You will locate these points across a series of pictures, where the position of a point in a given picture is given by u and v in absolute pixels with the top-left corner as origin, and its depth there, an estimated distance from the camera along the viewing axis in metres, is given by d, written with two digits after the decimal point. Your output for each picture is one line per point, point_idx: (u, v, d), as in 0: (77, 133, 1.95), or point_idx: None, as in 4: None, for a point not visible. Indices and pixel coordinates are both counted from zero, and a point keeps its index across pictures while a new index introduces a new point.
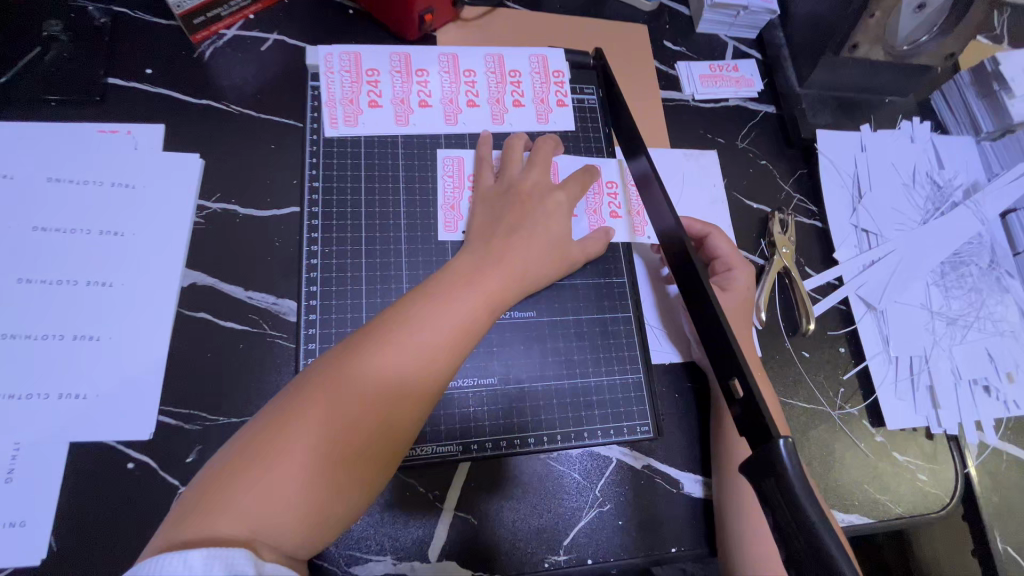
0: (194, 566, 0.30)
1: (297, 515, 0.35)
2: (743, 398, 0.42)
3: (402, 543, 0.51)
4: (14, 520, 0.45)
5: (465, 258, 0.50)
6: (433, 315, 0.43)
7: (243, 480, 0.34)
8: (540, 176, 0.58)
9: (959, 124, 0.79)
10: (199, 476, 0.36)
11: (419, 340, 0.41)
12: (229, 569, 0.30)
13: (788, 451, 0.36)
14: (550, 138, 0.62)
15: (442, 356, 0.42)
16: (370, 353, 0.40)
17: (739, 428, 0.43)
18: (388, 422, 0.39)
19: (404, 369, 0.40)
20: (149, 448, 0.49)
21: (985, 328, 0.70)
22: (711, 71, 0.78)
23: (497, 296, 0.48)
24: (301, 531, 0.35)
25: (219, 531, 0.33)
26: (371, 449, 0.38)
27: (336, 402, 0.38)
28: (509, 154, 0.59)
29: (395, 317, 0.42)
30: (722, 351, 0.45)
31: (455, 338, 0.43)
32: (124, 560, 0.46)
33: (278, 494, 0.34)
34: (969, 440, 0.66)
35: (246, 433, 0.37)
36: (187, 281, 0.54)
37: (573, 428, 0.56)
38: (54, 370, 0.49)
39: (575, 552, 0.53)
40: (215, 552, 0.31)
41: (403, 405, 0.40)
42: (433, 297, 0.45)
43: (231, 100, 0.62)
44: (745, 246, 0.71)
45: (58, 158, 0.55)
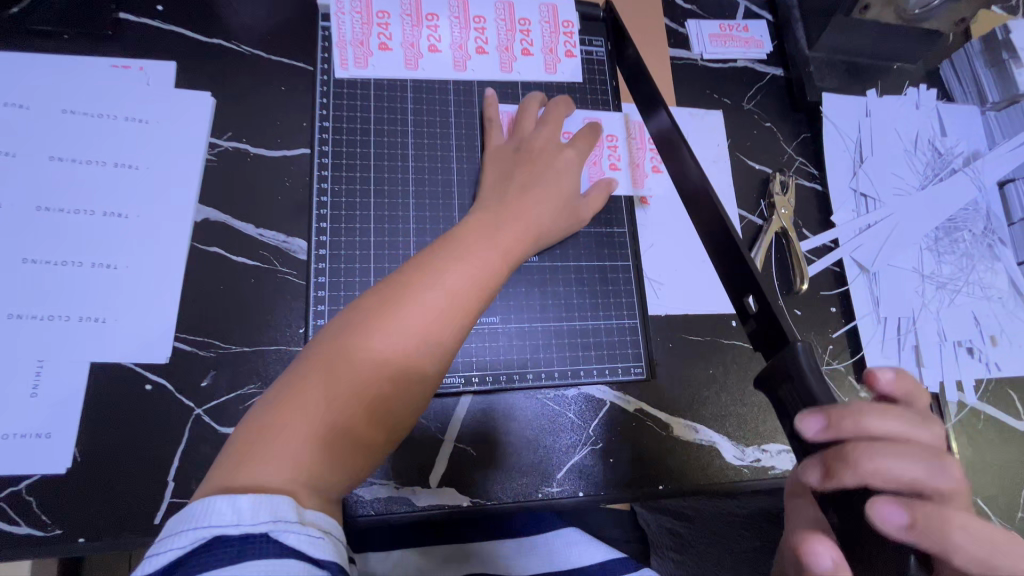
0: (243, 509, 0.32)
1: (332, 459, 0.37)
2: (757, 312, 0.45)
3: (405, 470, 0.54)
4: (40, 432, 0.48)
5: (477, 217, 0.51)
6: (451, 273, 0.45)
7: (276, 434, 0.36)
8: (552, 132, 0.59)
9: (965, 93, 0.79)
10: (235, 434, 0.37)
11: (439, 297, 0.43)
12: (275, 515, 0.32)
13: (805, 352, 0.37)
14: (563, 98, 0.63)
15: (457, 312, 0.44)
16: (393, 309, 0.42)
17: (755, 342, 0.46)
18: (409, 374, 0.41)
19: (426, 325, 0.42)
20: (166, 372, 0.52)
21: (974, 292, 0.72)
22: (721, 30, 0.78)
23: (508, 252, 0.49)
24: (337, 475, 0.37)
25: (261, 478, 0.34)
26: (394, 399, 0.41)
27: (361, 357, 0.40)
28: (523, 113, 0.61)
29: (412, 276, 0.44)
30: (739, 271, 0.48)
31: (469, 294, 0.45)
32: (144, 472, 0.49)
33: (313, 442, 0.36)
34: (949, 399, 0.69)
35: (273, 393, 0.38)
36: (201, 217, 0.56)
37: (570, 368, 0.59)
38: (74, 294, 0.51)
39: (568, 485, 0.57)
40: (261, 499, 0.32)
41: (421, 359, 0.42)
42: (447, 257, 0.46)
43: (241, 39, 0.62)
44: (745, 205, 0.72)
45: (72, 90, 0.56)
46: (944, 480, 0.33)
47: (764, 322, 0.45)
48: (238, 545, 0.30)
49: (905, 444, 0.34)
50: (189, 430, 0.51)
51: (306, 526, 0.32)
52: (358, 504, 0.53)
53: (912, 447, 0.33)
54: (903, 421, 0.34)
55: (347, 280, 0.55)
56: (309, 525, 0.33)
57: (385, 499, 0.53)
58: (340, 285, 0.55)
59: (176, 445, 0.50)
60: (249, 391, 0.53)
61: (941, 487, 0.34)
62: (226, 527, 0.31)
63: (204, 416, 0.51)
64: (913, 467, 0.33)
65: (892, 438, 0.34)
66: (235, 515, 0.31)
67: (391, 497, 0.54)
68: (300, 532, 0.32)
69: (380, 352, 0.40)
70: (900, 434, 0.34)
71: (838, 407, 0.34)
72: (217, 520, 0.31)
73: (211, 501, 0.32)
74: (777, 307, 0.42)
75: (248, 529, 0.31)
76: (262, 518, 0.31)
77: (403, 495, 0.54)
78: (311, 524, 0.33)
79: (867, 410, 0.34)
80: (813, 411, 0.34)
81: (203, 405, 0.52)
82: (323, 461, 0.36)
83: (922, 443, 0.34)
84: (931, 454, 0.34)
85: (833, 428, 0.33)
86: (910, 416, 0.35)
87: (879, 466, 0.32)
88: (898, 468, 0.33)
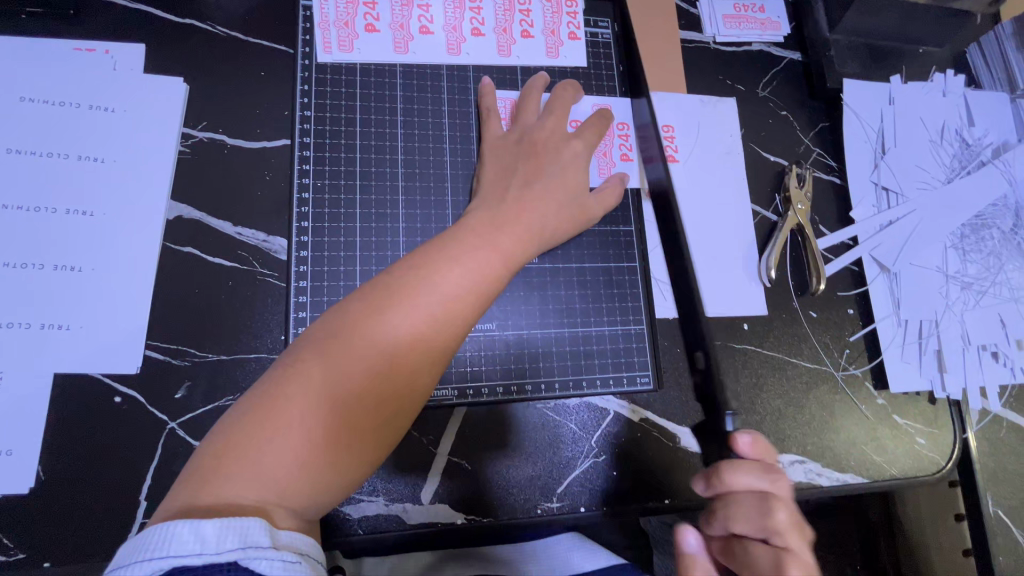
0: (206, 537, 0.28)
1: (310, 477, 0.33)
2: (704, 368, 0.47)
3: (395, 486, 0.51)
4: (1, 449, 0.45)
5: (477, 214, 0.47)
6: (448, 275, 0.41)
7: (246, 447, 0.33)
8: (557, 123, 0.55)
9: (994, 80, 0.74)
10: (207, 441, 0.34)
11: (435, 302, 0.39)
12: (244, 541, 0.29)
13: None
14: (571, 82, 0.58)
15: (454, 318, 0.40)
16: (384, 313, 0.38)
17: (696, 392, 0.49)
18: (399, 386, 0.37)
19: (419, 332, 0.38)
20: (137, 384, 0.48)
21: (1000, 294, 0.67)
22: (736, 11, 0.72)
23: (510, 254, 0.45)
24: (314, 494, 0.34)
25: (230, 498, 0.31)
26: (381, 413, 0.37)
27: (346, 368, 0.36)
28: (526, 100, 0.56)
29: (404, 277, 0.40)
30: (693, 323, 0.49)
31: (467, 298, 0.41)
32: (113, 491, 0.46)
33: (288, 457, 0.33)
34: (971, 406, 0.65)
35: (249, 400, 0.35)
36: (174, 214, 0.52)
37: (572, 377, 0.55)
38: (35, 300, 0.47)
39: (568, 500, 0.53)
40: (229, 523, 0.29)
41: (412, 370, 0.38)
42: (443, 257, 0.42)
43: (216, 20, 0.57)
44: (759, 200, 0.68)
45: (31, 76, 0.51)
46: (778, 528, 0.38)
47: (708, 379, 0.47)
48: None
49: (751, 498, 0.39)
50: (162, 445, 0.47)
51: (280, 551, 0.30)
52: (345, 523, 0.49)
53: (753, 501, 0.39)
54: (756, 479, 0.39)
55: (330, 283, 0.51)
56: (284, 549, 0.30)
57: (373, 517, 0.50)
58: (323, 289, 0.51)
59: (148, 462, 0.47)
60: (226, 402, 0.49)
61: (780, 532, 0.38)
62: (188, 557, 0.28)
63: (179, 430, 0.48)
64: (751, 514, 0.39)
65: (742, 493, 0.39)
66: (198, 543, 0.28)
67: (381, 514, 0.50)
68: (274, 559, 0.29)
69: (367, 360, 0.36)
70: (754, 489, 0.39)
71: (710, 470, 0.41)
72: (177, 549, 0.28)
73: (169, 526, 0.29)
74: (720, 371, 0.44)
75: (212, 559, 0.28)
76: (229, 546, 0.29)
77: (393, 513, 0.50)
78: (286, 548, 0.30)
79: (730, 466, 0.40)
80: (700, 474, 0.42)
81: (178, 419, 0.48)
82: (300, 480, 0.33)
83: (766, 496, 0.39)
84: (770, 506, 0.38)
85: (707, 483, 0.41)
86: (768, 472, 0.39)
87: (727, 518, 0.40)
88: (741, 518, 0.39)
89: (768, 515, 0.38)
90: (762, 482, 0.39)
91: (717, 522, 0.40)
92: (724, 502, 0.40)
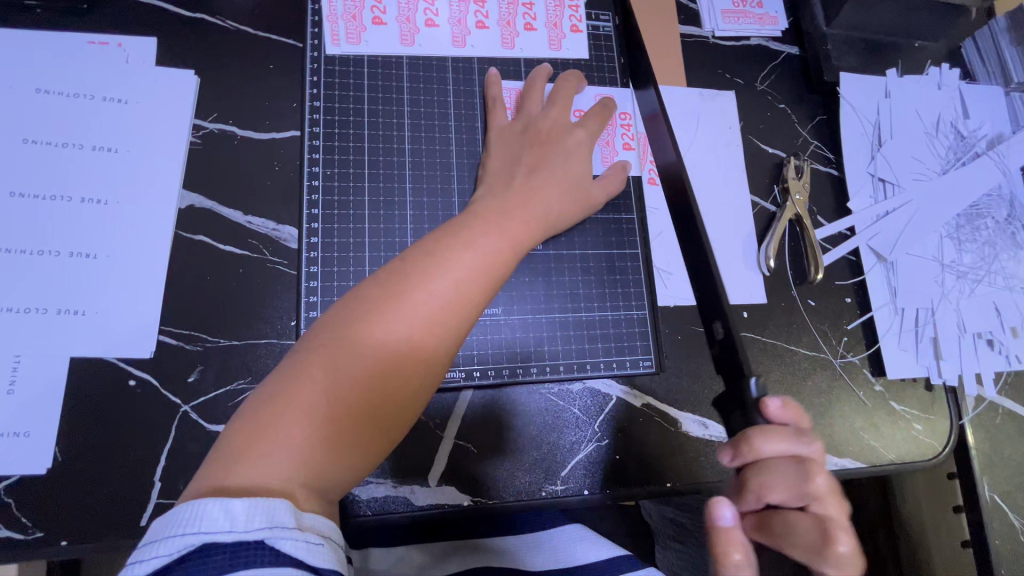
0: (236, 515, 0.29)
1: (331, 457, 0.34)
2: (722, 337, 0.46)
3: (403, 469, 0.52)
4: (19, 430, 0.46)
5: (485, 202, 0.48)
6: (460, 260, 0.42)
7: (268, 431, 0.33)
8: (560, 113, 0.56)
9: (988, 73, 0.76)
10: (229, 426, 0.34)
11: (448, 286, 0.40)
12: (271, 521, 0.29)
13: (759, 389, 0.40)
14: (575, 73, 0.60)
15: (467, 301, 0.41)
16: (399, 297, 0.39)
17: (716, 367, 0.47)
18: (415, 367, 0.38)
19: (434, 315, 0.39)
20: (150, 367, 0.49)
21: (995, 282, 0.69)
22: (734, 6, 0.74)
23: (517, 238, 0.47)
24: (336, 474, 0.34)
25: (255, 480, 0.32)
26: (398, 393, 0.38)
27: (363, 350, 0.37)
28: (531, 90, 0.58)
29: (418, 263, 0.41)
30: (710, 293, 0.48)
31: (479, 282, 0.42)
32: (129, 471, 0.47)
33: (308, 439, 0.34)
34: (967, 392, 0.67)
35: (268, 386, 0.36)
36: (186, 204, 0.53)
37: (576, 360, 0.57)
38: (52, 285, 0.48)
39: (572, 483, 0.54)
40: (258, 502, 0.30)
41: (426, 352, 0.39)
42: (455, 243, 0.43)
43: (226, 14, 0.58)
44: (758, 191, 0.69)
45: (46, 68, 0.52)
46: (819, 491, 0.35)
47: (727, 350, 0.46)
48: (231, 553, 0.28)
49: (789, 462, 0.36)
50: (175, 428, 0.48)
51: (305, 532, 0.30)
52: (355, 505, 0.51)
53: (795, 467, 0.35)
54: (795, 441, 0.36)
55: (340, 270, 0.52)
56: (308, 530, 0.31)
57: (382, 499, 0.51)
58: (332, 275, 0.52)
59: (162, 442, 0.48)
60: (238, 386, 0.50)
61: (822, 499, 0.35)
62: (217, 534, 0.28)
63: (192, 413, 0.49)
64: (791, 481, 0.35)
65: (778, 458, 0.36)
66: (228, 521, 0.29)
67: (389, 496, 0.51)
68: (299, 539, 0.30)
69: (383, 343, 0.37)
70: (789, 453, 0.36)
71: (739, 436, 0.37)
72: (207, 526, 0.29)
73: (199, 504, 0.29)
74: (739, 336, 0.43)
75: (241, 537, 0.29)
76: (257, 524, 0.29)
77: (401, 495, 0.52)
78: (309, 529, 0.31)
79: (762, 431, 0.36)
80: (727, 444, 0.38)
81: (190, 402, 0.49)
82: (322, 459, 0.34)
83: (805, 460, 0.35)
84: (811, 470, 0.35)
85: (734, 453, 0.37)
86: (805, 434, 0.36)
87: (761, 485, 0.36)
88: (780, 486, 0.35)
89: (808, 480, 0.35)
90: (799, 447, 0.36)
91: (751, 495, 0.37)
92: (758, 471, 0.36)
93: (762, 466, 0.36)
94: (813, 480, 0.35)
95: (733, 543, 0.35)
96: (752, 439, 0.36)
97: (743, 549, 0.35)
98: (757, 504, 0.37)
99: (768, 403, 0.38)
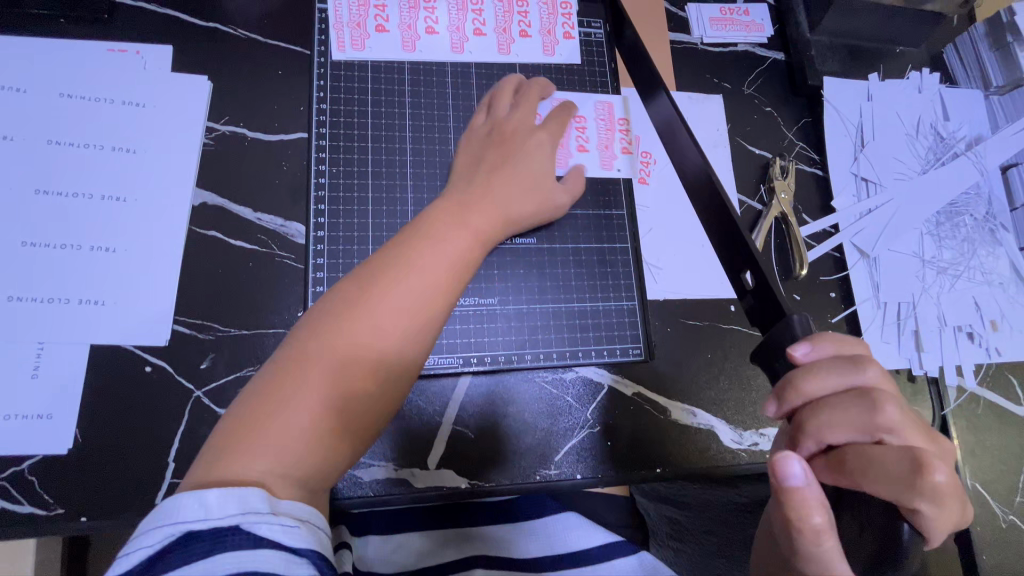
0: (210, 504, 0.31)
1: (315, 447, 0.37)
2: (754, 287, 0.44)
3: (403, 452, 0.55)
4: (42, 413, 0.49)
5: (451, 202, 0.51)
6: (427, 257, 0.44)
7: (255, 429, 0.36)
8: (525, 113, 0.59)
9: (969, 78, 0.79)
10: (219, 429, 0.37)
11: (415, 281, 0.43)
12: (244, 508, 0.32)
13: (801, 326, 0.37)
14: (542, 81, 0.62)
15: (433, 294, 0.43)
16: (366, 296, 0.41)
17: (752, 318, 0.46)
18: (386, 358, 0.41)
19: (402, 310, 0.42)
20: (165, 355, 0.52)
21: (974, 277, 0.71)
22: (722, 13, 0.77)
23: (482, 233, 0.49)
24: (321, 462, 0.37)
25: (246, 473, 0.34)
26: (373, 385, 0.40)
27: (336, 347, 0.39)
28: (502, 89, 0.60)
29: (383, 263, 0.43)
30: (737, 247, 0.47)
31: (446, 276, 0.44)
32: (144, 452, 0.50)
33: (292, 433, 0.36)
34: (948, 383, 0.69)
35: (251, 389, 0.38)
36: (199, 201, 0.56)
37: (568, 348, 0.59)
38: (73, 277, 0.51)
39: (564, 467, 0.57)
40: (229, 492, 0.32)
41: (397, 344, 0.41)
42: (420, 241, 0.45)
43: (237, 23, 0.61)
44: (744, 190, 0.72)
45: (69, 74, 0.56)
46: (888, 421, 0.32)
47: (761, 298, 0.44)
48: (210, 539, 0.30)
49: (848, 395, 0.33)
50: (188, 412, 0.51)
51: (279, 516, 0.32)
52: (357, 486, 0.53)
53: (852, 397, 0.33)
54: (849, 373, 0.34)
55: (344, 262, 0.56)
56: (283, 515, 0.33)
57: (383, 480, 0.54)
58: (337, 267, 0.55)
59: (176, 424, 0.51)
60: (247, 372, 0.53)
61: (892, 429, 0.32)
62: (195, 522, 0.31)
63: (204, 398, 0.52)
64: (856, 419, 0.32)
65: (836, 395, 0.33)
66: (203, 510, 0.31)
67: (390, 478, 0.54)
68: (273, 523, 0.32)
69: (355, 339, 0.40)
70: (842, 390, 0.34)
71: (782, 382, 0.35)
72: (185, 515, 0.31)
73: (179, 497, 0.32)
74: (773, 284, 0.41)
75: (217, 524, 0.31)
76: (231, 511, 0.31)
77: (401, 477, 0.54)
78: (285, 513, 0.33)
79: (806, 372, 0.34)
80: (771, 395, 0.36)
81: (202, 387, 0.52)
82: (313, 448, 0.37)
83: (864, 392, 0.33)
84: (876, 401, 0.32)
85: (781, 402, 0.35)
86: (854, 363, 0.34)
87: (824, 425, 0.33)
88: (841, 424, 0.33)
89: (876, 413, 0.32)
90: (860, 376, 0.33)
91: (811, 438, 0.34)
92: (817, 412, 0.34)
93: (824, 404, 0.34)
94: (880, 411, 0.32)
95: (809, 504, 0.30)
96: (799, 383, 0.34)
97: (822, 511, 0.30)
98: (817, 448, 0.34)
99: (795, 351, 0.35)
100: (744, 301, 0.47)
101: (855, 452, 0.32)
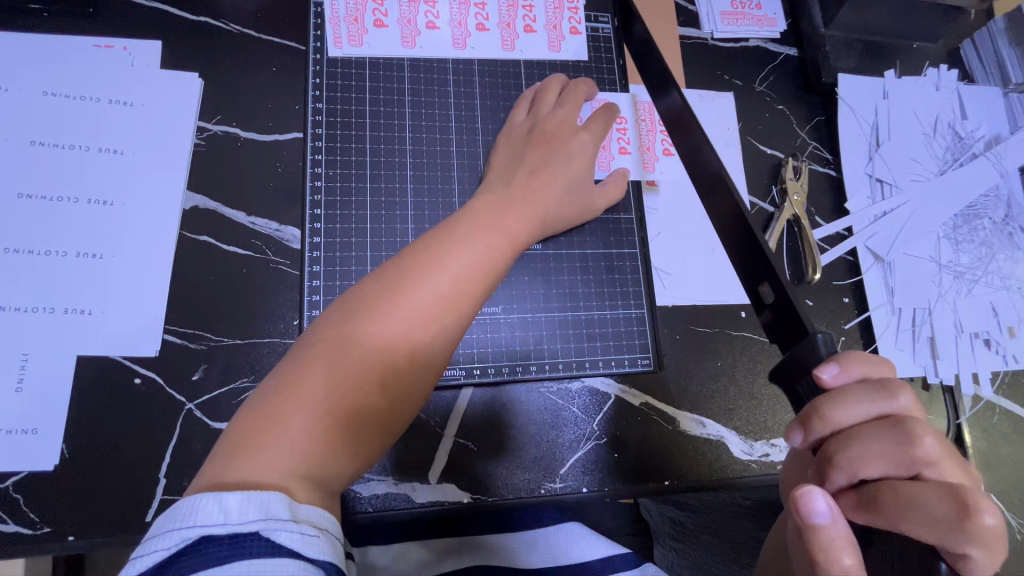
0: (229, 508, 0.29)
1: (332, 451, 0.34)
2: (773, 301, 0.42)
3: (403, 466, 0.53)
4: (27, 427, 0.47)
5: (481, 200, 0.49)
6: (459, 256, 0.42)
7: (272, 427, 0.33)
8: (568, 112, 0.57)
9: (987, 74, 0.76)
10: (233, 424, 0.34)
11: (447, 281, 0.41)
12: (266, 513, 0.29)
13: (826, 344, 0.35)
14: (586, 81, 0.61)
15: (465, 296, 0.42)
16: (397, 294, 0.39)
17: (767, 335, 0.44)
18: (413, 362, 0.39)
19: (432, 311, 0.40)
20: (155, 366, 0.50)
21: (992, 282, 0.69)
22: (733, 7, 0.74)
23: (514, 234, 0.47)
24: (337, 467, 0.35)
25: (258, 477, 0.31)
26: (396, 389, 0.38)
27: (362, 346, 0.37)
28: (544, 89, 0.58)
29: (416, 260, 0.42)
30: (755, 258, 0.45)
31: (477, 277, 0.43)
32: (134, 467, 0.48)
33: (311, 433, 0.34)
34: (964, 392, 0.67)
35: (268, 384, 0.36)
36: (190, 204, 0.53)
37: (574, 359, 0.57)
38: (59, 285, 0.49)
39: (571, 481, 0.55)
40: (251, 496, 0.29)
41: (424, 348, 0.39)
42: (451, 240, 0.44)
43: (229, 17, 0.59)
44: (756, 191, 0.70)
45: (53, 71, 0.53)
46: (926, 454, 0.30)
47: (780, 313, 0.42)
48: (229, 543, 0.28)
49: (879, 424, 0.32)
50: (180, 425, 0.49)
51: (300, 524, 0.30)
52: (356, 501, 0.51)
53: (883, 427, 0.31)
54: (878, 401, 0.32)
55: (341, 269, 0.53)
56: (303, 522, 0.30)
57: (383, 495, 0.52)
58: (335, 275, 0.53)
59: (167, 438, 0.49)
60: (241, 384, 0.51)
61: (931, 462, 0.30)
62: (213, 527, 0.28)
63: (196, 411, 0.50)
64: (890, 450, 0.31)
65: (867, 425, 0.32)
66: (222, 514, 0.29)
67: (390, 493, 0.52)
68: (293, 531, 0.29)
69: (383, 339, 0.38)
70: (873, 418, 0.32)
71: (807, 409, 0.33)
72: (203, 519, 0.28)
73: (196, 498, 0.29)
74: (795, 298, 0.39)
75: (235, 530, 0.28)
76: (250, 516, 0.29)
77: (401, 492, 0.52)
78: (305, 522, 0.30)
79: (833, 400, 0.33)
80: (795, 422, 0.35)
81: (195, 400, 0.50)
82: (323, 447, 0.34)
83: (896, 421, 0.31)
84: (910, 431, 0.31)
85: (807, 432, 0.33)
86: (885, 389, 0.32)
87: (856, 457, 0.31)
88: (873, 455, 0.31)
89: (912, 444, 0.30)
90: (889, 404, 0.32)
91: (842, 471, 0.32)
92: (849, 443, 0.32)
93: (852, 433, 0.32)
94: (916, 441, 0.30)
95: (836, 544, 0.28)
96: (824, 410, 0.33)
97: (851, 550, 0.28)
98: (847, 481, 0.32)
99: (822, 373, 0.33)
100: (760, 314, 0.44)
101: (889, 488, 0.31)
